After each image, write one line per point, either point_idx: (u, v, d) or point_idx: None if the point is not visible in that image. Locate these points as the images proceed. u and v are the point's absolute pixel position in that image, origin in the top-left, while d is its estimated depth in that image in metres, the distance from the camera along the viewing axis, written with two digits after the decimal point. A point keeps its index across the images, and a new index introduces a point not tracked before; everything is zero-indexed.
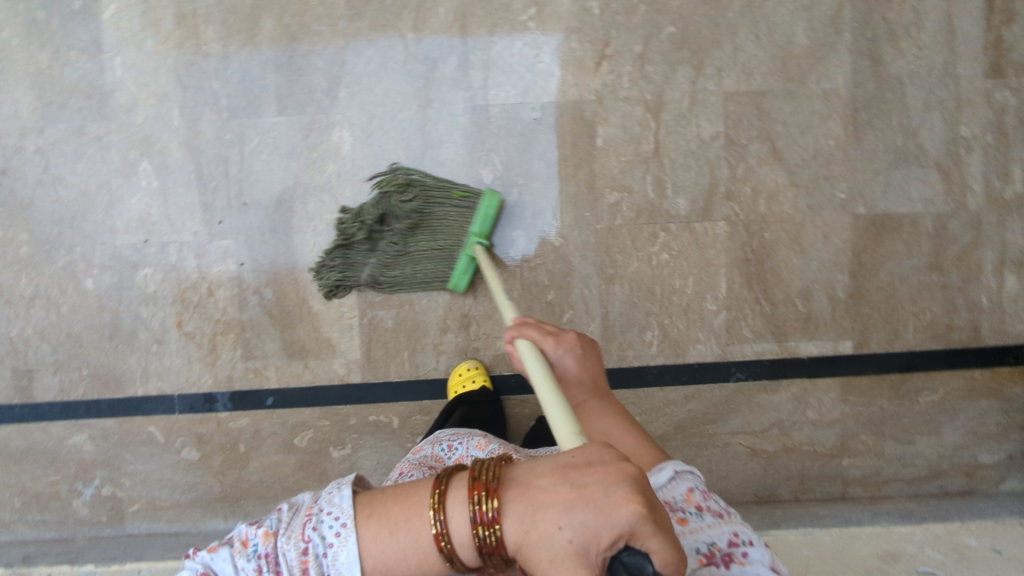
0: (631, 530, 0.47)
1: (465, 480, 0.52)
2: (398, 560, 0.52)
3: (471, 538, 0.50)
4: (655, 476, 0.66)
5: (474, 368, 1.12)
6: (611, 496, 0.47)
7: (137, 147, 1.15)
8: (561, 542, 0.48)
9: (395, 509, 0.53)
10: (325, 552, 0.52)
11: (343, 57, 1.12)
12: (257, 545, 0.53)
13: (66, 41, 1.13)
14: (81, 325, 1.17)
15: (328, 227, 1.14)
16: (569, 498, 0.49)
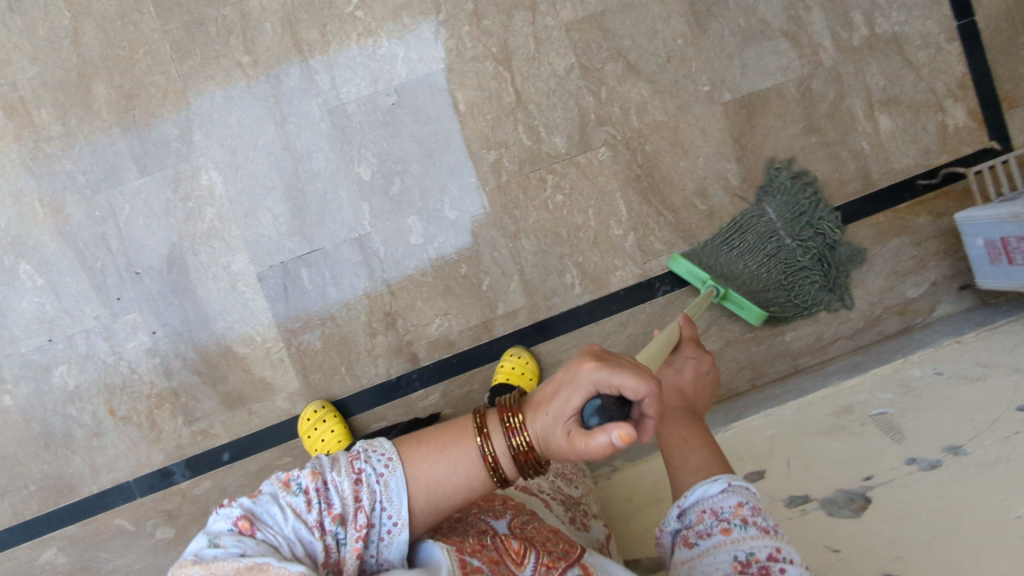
0: (599, 379, 0.50)
1: (495, 408, 0.55)
2: (448, 477, 0.52)
3: (507, 449, 0.52)
4: (705, 484, 0.53)
5: (320, 408, 1.11)
6: (577, 360, 0.52)
7: (10, 250, 1.11)
8: (548, 419, 0.51)
9: (442, 434, 0.54)
10: (378, 480, 0.51)
11: (186, 100, 1.10)
12: (304, 483, 0.49)
13: None
14: (12, 443, 1.13)
15: (227, 270, 1.12)
16: (554, 386, 0.53)
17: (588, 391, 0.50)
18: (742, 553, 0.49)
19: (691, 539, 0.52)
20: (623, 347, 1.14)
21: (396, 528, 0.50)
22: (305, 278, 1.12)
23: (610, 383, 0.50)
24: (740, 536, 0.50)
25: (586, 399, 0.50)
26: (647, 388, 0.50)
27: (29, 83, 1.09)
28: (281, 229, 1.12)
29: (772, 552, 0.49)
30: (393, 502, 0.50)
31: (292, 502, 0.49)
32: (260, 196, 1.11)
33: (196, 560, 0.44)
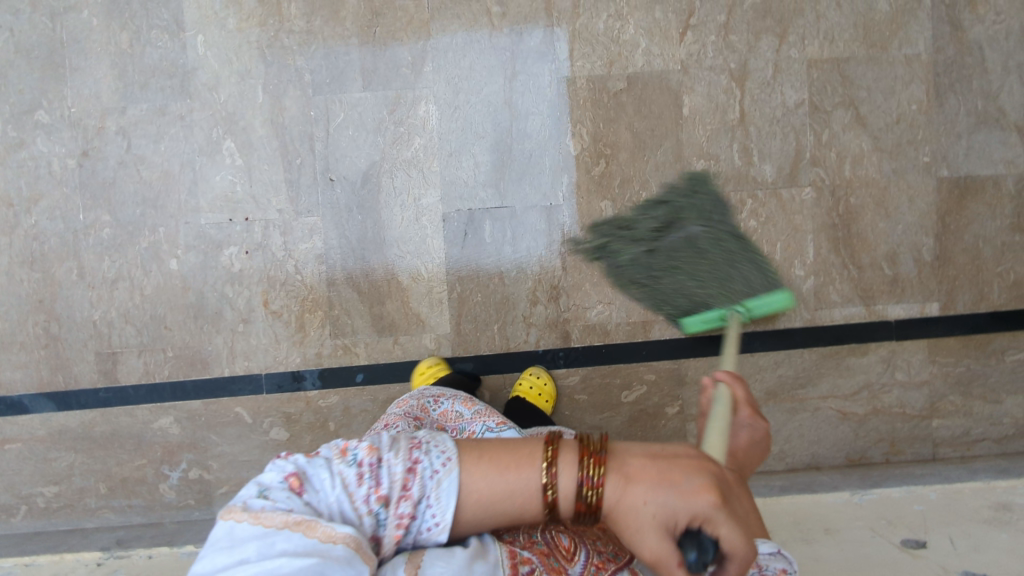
0: (714, 522, 0.46)
1: (573, 447, 0.49)
2: (502, 498, 0.48)
3: (574, 494, 0.47)
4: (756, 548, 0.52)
5: (435, 365, 1.11)
6: (696, 483, 0.47)
7: (220, 125, 1.14)
8: (649, 521, 0.47)
9: (506, 451, 0.49)
10: (432, 474, 0.48)
11: (428, 31, 1.12)
12: (361, 454, 0.48)
13: (148, 20, 1.14)
14: (165, 306, 1.16)
15: (416, 201, 1.14)
16: (658, 478, 0.47)
17: (693, 522, 0.47)
18: None
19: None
20: (770, 385, 1.13)
21: (437, 527, 0.48)
22: (487, 229, 1.14)
23: (735, 540, 0.46)
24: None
25: (692, 534, 0.47)
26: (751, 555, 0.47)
27: None
28: (479, 176, 1.13)
29: None
30: (438, 503, 0.48)
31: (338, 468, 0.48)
32: (468, 140, 1.13)
33: (245, 508, 0.44)
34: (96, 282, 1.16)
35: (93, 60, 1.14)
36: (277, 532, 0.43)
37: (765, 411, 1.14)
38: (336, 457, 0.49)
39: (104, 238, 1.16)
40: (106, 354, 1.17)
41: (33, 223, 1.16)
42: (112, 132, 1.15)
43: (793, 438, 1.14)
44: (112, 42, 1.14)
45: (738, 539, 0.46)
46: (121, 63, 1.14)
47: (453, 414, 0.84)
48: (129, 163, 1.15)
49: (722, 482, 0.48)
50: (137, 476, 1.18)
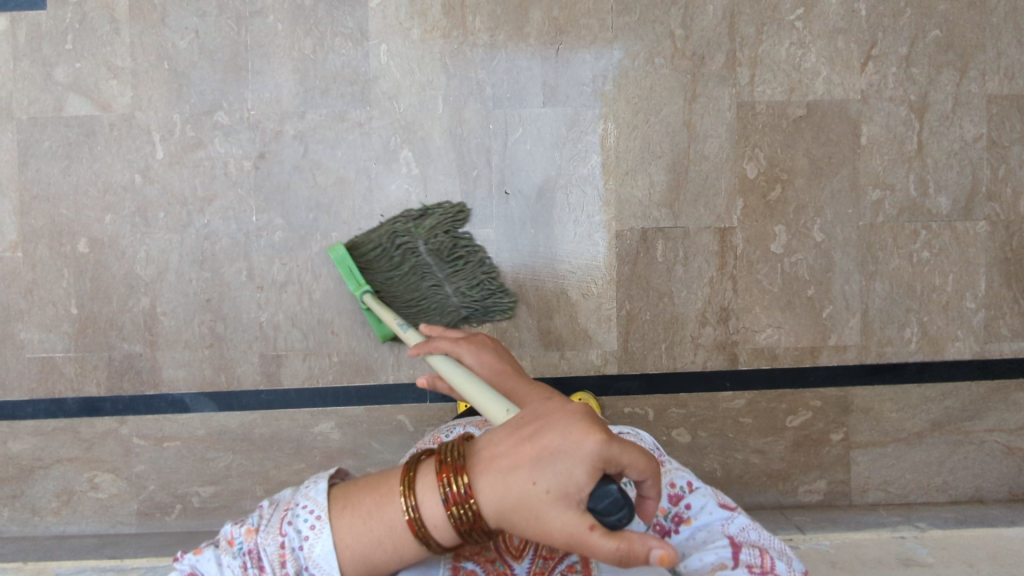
0: (609, 456, 0.42)
1: (433, 460, 0.46)
2: (373, 549, 0.45)
3: (443, 519, 0.44)
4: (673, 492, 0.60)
5: None
6: (568, 432, 0.43)
7: (399, 134, 1.15)
8: (542, 498, 0.43)
9: (368, 496, 0.46)
10: (300, 546, 0.45)
11: (610, 50, 1.14)
12: (242, 544, 0.46)
13: (333, 27, 1.15)
14: (332, 311, 1.16)
15: (589, 218, 1.15)
16: (527, 457, 0.44)
17: (596, 473, 0.43)
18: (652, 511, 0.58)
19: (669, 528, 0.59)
20: (937, 416, 1.14)
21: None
22: (659, 248, 1.14)
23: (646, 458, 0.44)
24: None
25: (601, 480, 0.43)
26: (654, 468, 0.45)
27: None
28: (653, 196, 1.14)
29: (671, 491, 0.59)
30: (320, 570, 0.45)
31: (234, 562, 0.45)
32: (645, 159, 1.14)
33: None
34: (264, 284, 1.17)
35: (275, 65, 1.15)
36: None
37: (929, 442, 1.15)
38: (219, 548, 0.46)
39: (275, 240, 1.16)
40: (270, 357, 1.17)
41: (205, 223, 1.17)
42: (289, 137, 1.16)
43: (957, 470, 1.14)
44: (295, 47, 1.15)
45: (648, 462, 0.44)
46: (302, 68, 1.15)
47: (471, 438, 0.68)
48: (305, 168, 1.16)
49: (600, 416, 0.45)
50: (293, 480, 1.18)
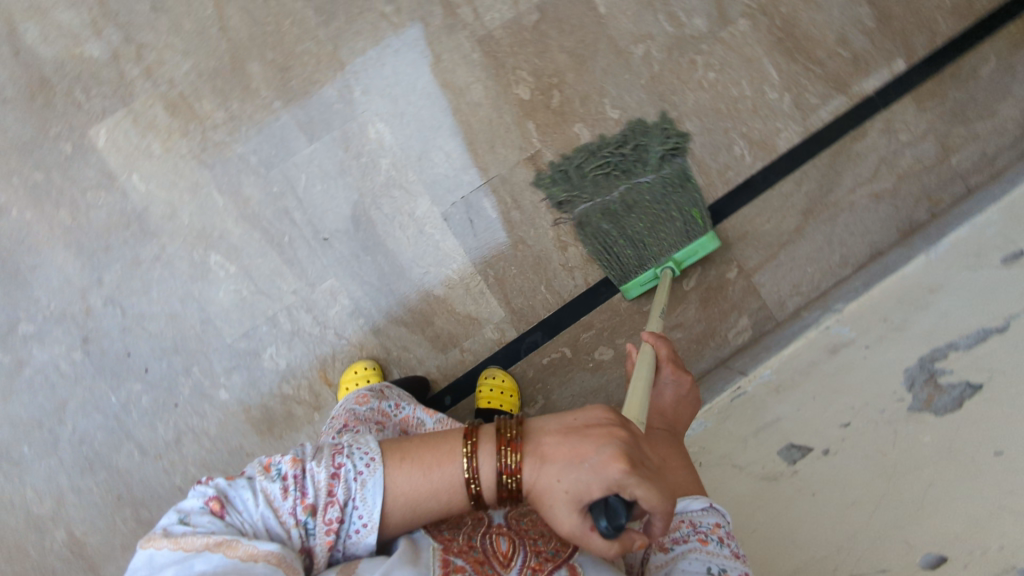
0: (622, 484, 0.53)
1: (492, 432, 0.59)
2: (426, 497, 0.58)
3: (494, 477, 0.57)
4: (687, 501, 0.64)
5: (371, 368, 1.10)
6: (595, 454, 0.54)
7: (198, 245, 1.11)
8: (563, 492, 0.55)
9: (429, 453, 0.59)
10: (355, 477, 0.57)
11: (339, 60, 1.12)
12: (281, 469, 0.57)
13: (78, 187, 1.10)
14: (236, 437, 1.12)
15: (412, 216, 1.13)
16: (568, 456, 0.55)
17: (606, 490, 0.53)
18: (717, 564, 0.60)
19: (668, 542, 0.63)
20: (803, 205, 1.16)
21: (367, 526, 0.58)
22: (486, 207, 1.14)
23: (657, 497, 0.53)
24: (716, 549, 0.61)
25: (607, 499, 0.53)
26: (663, 507, 0.53)
27: (183, 78, 1.10)
28: (454, 165, 1.13)
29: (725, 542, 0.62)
30: (365, 502, 0.57)
31: (272, 486, 0.57)
32: (427, 138, 1.13)
33: (166, 534, 0.53)
34: (160, 451, 1.12)
35: (47, 250, 1.10)
36: (199, 553, 0.52)
37: (811, 230, 1.17)
38: (258, 475, 0.58)
39: (145, 406, 1.12)
40: None
41: (72, 430, 1.11)
42: (100, 307, 1.11)
43: (845, 240, 1.16)
44: (55, 224, 1.10)
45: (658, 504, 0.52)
46: (74, 240, 1.11)
47: (416, 420, 0.83)
48: (132, 326, 1.11)
49: (633, 449, 0.55)
50: None
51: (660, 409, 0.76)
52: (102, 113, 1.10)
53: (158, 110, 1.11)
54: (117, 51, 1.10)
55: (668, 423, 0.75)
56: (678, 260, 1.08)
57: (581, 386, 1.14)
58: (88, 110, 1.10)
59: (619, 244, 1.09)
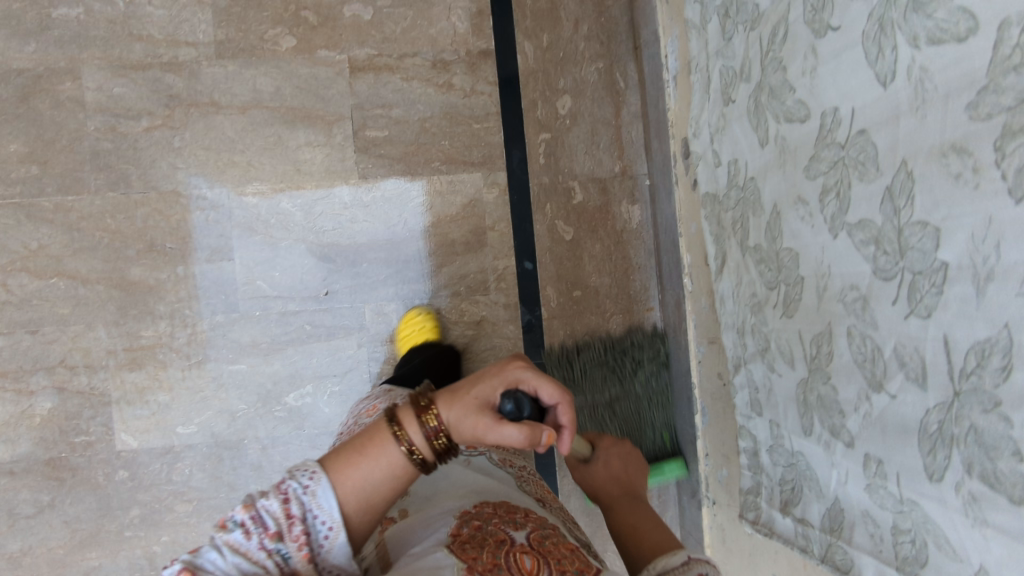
0: (522, 376, 0.54)
1: (407, 399, 0.53)
2: (372, 480, 0.50)
3: (420, 435, 0.51)
4: (664, 557, 0.53)
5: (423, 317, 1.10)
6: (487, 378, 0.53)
7: (272, 407, 1.10)
8: (477, 425, 0.50)
9: (363, 436, 0.52)
10: (305, 493, 0.48)
11: (169, 192, 1.08)
12: (241, 516, 0.46)
13: (163, 483, 1.09)
14: None
15: (348, 205, 1.11)
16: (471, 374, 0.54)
17: (508, 382, 0.53)
18: None
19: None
20: None
21: (335, 529, 0.48)
22: (375, 134, 1.11)
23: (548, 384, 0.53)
24: None
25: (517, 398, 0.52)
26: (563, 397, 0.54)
27: (111, 339, 1.08)
28: (321, 141, 1.10)
29: None
30: (324, 509, 0.48)
31: (228, 539, 0.46)
32: (283, 151, 1.09)
33: None
34: None
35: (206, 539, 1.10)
36: None
37: None
38: (216, 535, 0.46)
39: None
40: None
41: None
42: None
43: None
44: (186, 520, 1.10)
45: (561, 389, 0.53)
46: (209, 511, 1.10)
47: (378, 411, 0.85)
48: None
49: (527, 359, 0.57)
50: None
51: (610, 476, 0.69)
52: (106, 426, 1.08)
53: (130, 377, 1.08)
54: (55, 383, 1.07)
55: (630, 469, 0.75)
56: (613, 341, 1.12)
57: (579, 139, 1.14)
58: (97, 439, 1.08)
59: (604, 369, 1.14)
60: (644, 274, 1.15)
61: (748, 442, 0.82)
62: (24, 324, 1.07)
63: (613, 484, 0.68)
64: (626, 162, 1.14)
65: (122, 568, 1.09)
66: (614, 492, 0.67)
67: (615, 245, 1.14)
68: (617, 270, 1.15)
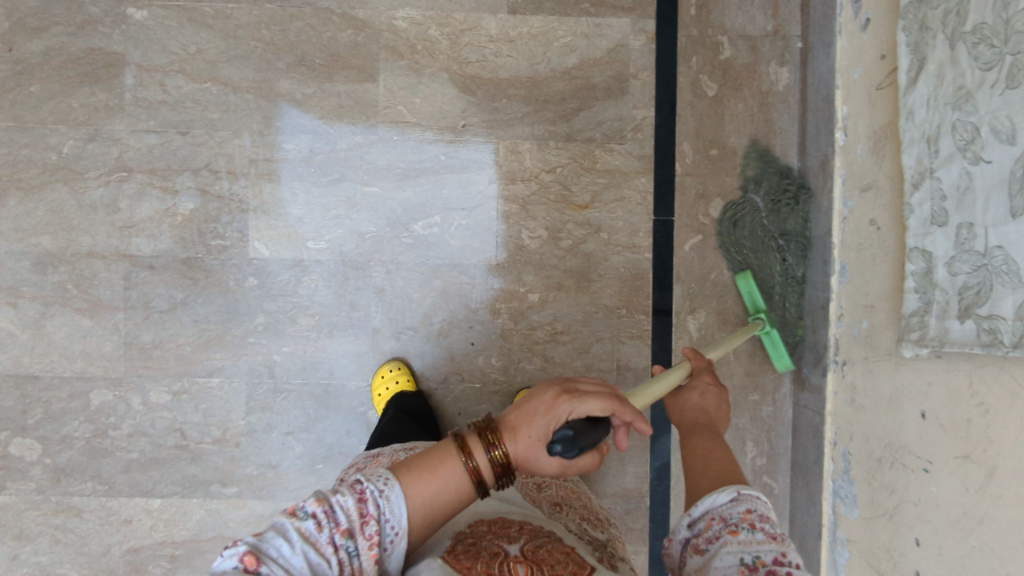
0: (573, 413, 0.54)
1: (475, 430, 0.54)
2: (435, 500, 0.51)
3: (488, 467, 0.52)
4: (711, 495, 0.54)
5: (394, 369, 1.10)
6: (549, 396, 0.55)
7: (401, 233, 1.12)
8: (535, 442, 0.54)
9: (423, 457, 0.53)
10: (379, 497, 0.49)
11: (323, 10, 1.10)
12: (309, 508, 0.47)
13: (288, 293, 1.12)
14: (578, 309, 1.12)
15: (494, 38, 1.11)
16: (545, 417, 0.54)
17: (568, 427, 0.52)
18: (749, 555, 0.48)
19: (701, 544, 0.51)
20: None
21: (399, 535, 0.49)
22: None
23: (607, 386, 0.57)
24: (748, 536, 0.49)
25: (575, 421, 0.53)
26: (612, 407, 0.55)
27: (254, 148, 1.11)
28: None
29: (781, 557, 0.48)
30: (394, 516, 0.49)
31: (302, 529, 0.46)
32: None
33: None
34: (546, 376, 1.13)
35: (324, 355, 1.13)
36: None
37: None
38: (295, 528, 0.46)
39: (499, 364, 1.13)
40: (620, 374, 1.13)
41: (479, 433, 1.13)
42: (398, 345, 1.13)
43: None
44: (307, 334, 1.12)
45: (604, 399, 0.55)
46: (330, 328, 1.12)
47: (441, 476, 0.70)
48: (430, 333, 1.13)
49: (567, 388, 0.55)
50: (750, 358, 1.12)
51: (701, 406, 0.69)
52: (241, 233, 1.11)
53: (268, 188, 1.11)
54: (199, 185, 1.11)
55: (711, 420, 0.68)
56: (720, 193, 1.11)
57: None
58: (232, 244, 1.12)
59: (751, 263, 1.10)
60: (787, 139, 1.11)
61: (919, 263, 0.79)
62: (175, 125, 1.11)
63: (697, 409, 0.69)
64: (780, 22, 1.10)
65: (243, 372, 1.13)
66: (695, 418, 0.68)
67: (759, 108, 1.11)
68: (758, 132, 1.11)
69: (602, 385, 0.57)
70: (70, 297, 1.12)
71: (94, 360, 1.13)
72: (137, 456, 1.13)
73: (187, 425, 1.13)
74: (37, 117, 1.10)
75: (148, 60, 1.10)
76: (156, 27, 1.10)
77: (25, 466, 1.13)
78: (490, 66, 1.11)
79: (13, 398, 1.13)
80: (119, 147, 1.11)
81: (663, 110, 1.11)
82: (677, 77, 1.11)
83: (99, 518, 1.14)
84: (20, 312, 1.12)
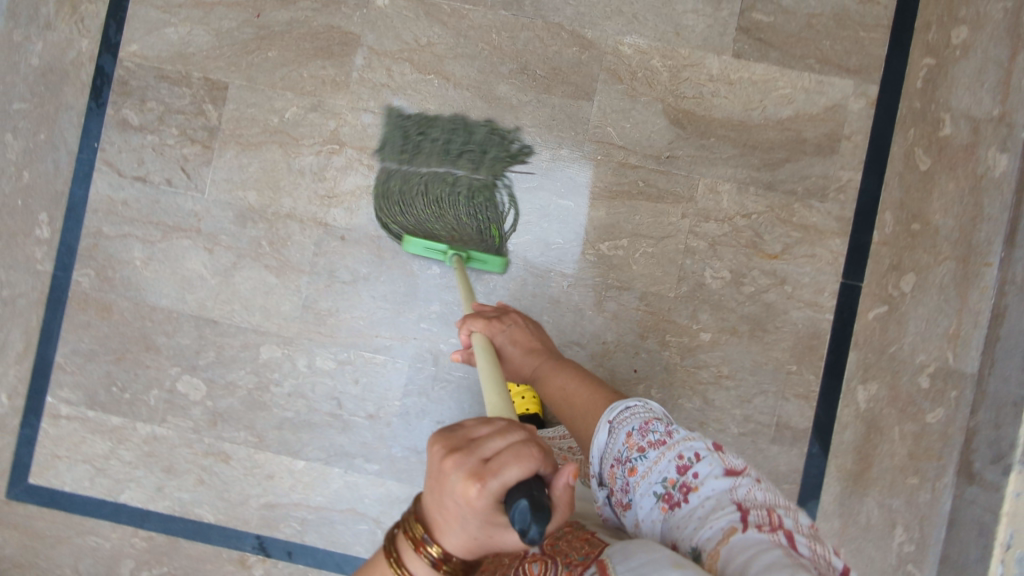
0: (495, 495, 0.47)
1: (405, 539, 0.53)
2: None
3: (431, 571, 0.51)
4: (597, 441, 0.69)
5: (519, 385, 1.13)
6: (455, 484, 0.48)
7: (585, 249, 1.14)
8: (481, 537, 0.49)
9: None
10: None
11: (553, 24, 1.14)
12: None
13: (465, 286, 1.15)
14: (747, 357, 1.12)
15: (714, 76, 1.12)
16: (472, 511, 0.48)
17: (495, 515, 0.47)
18: (658, 481, 0.62)
19: (623, 495, 0.65)
20: None
21: None
22: (761, 17, 1.12)
23: (512, 433, 0.50)
24: (642, 464, 0.63)
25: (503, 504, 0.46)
26: (532, 467, 0.47)
27: None
28: (707, 11, 1.12)
29: (678, 462, 0.62)
30: None
31: None
32: (668, 12, 1.13)
33: None
34: (703, 417, 1.11)
35: None
36: None
37: None
38: None
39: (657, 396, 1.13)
40: (778, 430, 1.11)
41: None
42: None
43: None
44: None
45: (515, 462, 0.47)
46: None
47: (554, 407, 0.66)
48: (594, 351, 1.13)
49: (465, 461, 0.48)
50: (916, 440, 1.09)
51: (521, 338, 0.95)
52: None
53: None
54: None
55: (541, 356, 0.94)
56: (915, 268, 1.10)
57: (967, 71, 1.09)
58: None
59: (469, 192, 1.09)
60: (994, 226, 1.09)
61: None
62: (393, 108, 1.15)
63: (527, 358, 0.93)
64: (1007, 108, 1.09)
65: (408, 355, 1.16)
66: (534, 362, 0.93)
67: (971, 190, 1.09)
68: (966, 214, 1.09)
69: (498, 426, 0.51)
70: (262, 252, 1.17)
71: (271, 316, 1.17)
72: (292, 416, 1.17)
73: (344, 396, 1.16)
74: (269, 81, 1.16)
75: (380, 45, 1.16)
76: (394, 16, 1.16)
77: (187, 404, 1.18)
78: (705, 103, 1.12)
79: (190, 337, 1.18)
80: (337, 121, 1.16)
81: (871, 175, 1.10)
82: (891, 146, 1.10)
83: (245, 467, 1.17)
84: (214, 259, 1.18)
